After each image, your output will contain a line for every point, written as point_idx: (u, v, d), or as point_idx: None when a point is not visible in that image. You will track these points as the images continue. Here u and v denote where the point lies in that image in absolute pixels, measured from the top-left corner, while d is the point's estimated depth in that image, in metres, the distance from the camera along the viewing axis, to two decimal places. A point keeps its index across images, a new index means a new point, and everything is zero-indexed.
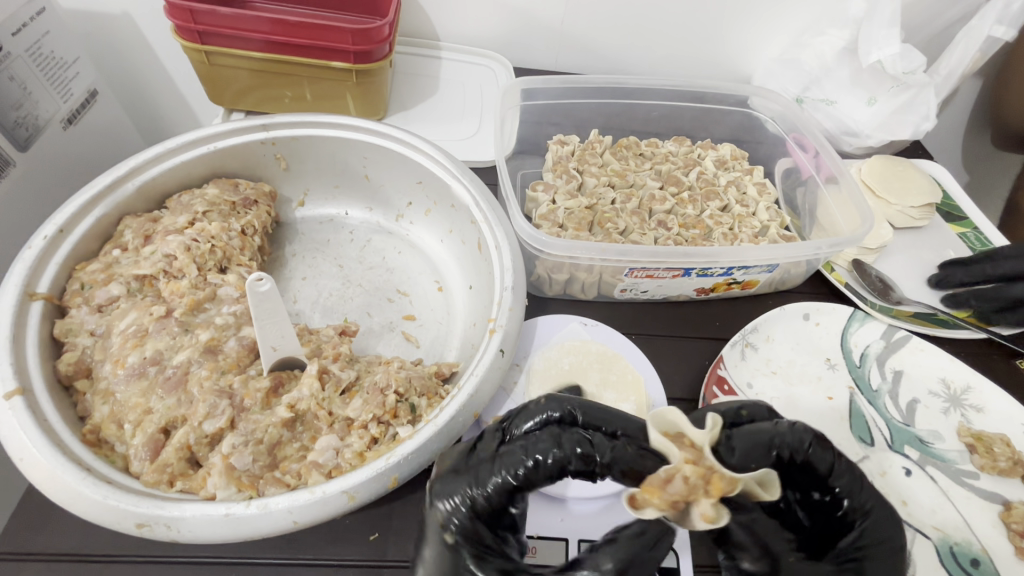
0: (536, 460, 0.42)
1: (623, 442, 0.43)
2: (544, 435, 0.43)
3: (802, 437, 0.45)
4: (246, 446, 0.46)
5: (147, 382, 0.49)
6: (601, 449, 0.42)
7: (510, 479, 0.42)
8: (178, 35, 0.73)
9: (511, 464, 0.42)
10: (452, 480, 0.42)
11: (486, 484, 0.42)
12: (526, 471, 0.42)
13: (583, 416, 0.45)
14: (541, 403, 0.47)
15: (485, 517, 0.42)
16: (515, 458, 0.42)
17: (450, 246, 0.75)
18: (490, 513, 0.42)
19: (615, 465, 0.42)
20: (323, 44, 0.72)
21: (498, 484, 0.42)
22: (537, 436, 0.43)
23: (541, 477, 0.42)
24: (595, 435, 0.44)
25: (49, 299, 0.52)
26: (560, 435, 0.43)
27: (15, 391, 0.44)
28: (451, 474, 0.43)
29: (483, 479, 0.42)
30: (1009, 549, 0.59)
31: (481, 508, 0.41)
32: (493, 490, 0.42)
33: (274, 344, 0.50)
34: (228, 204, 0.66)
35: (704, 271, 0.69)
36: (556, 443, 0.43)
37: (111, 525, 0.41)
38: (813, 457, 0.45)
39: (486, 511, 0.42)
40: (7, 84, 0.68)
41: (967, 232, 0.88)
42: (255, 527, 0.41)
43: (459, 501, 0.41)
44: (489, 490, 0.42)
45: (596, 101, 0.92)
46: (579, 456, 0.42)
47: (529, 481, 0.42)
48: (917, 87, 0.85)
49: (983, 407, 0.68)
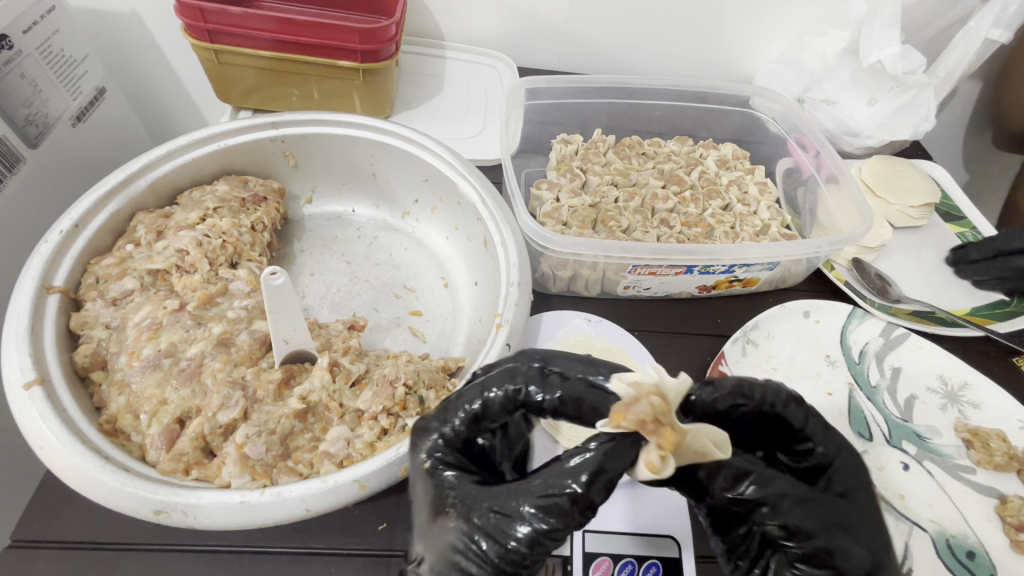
0: (491, 394, 0.45)
1: (572, 376, 0.45)
2: (500, 372, 0.46)
3: (778, 395, 0.49)
4: (260, 436, 0.47)
5: (162, 373, 0.50)
6: (553, 382, 0.44)
7: (472, 412, 0.45)
8: (187, 34, 0.74)
9: (469, 398, 0.45)
10: (424, 420, 0.46)
11: (453, 418, 0.45)
12: (486, 405, 0.45)
13: (551, 360, 0.46)
14: (515, 354, 0.48)
15: (455, 447, 0.45)
16: (475, 395, 0.45)
17: (455, 243, 0.76)
18: (459, 444, 0.45)
19: (564, 396, 0.44)
20: (331, 43, 0.73)
21: (462, 418, 0.45)
22: (494, 373, 0.46)
23: (496, 409, 0.45)
24: (547, 371, 0.45)
25: (66, 293, 0.53)
26: (513, 369, 0.45)
27: (35, 380, 0.45)
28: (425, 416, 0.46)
29: (448, 416, 0.45)
30: (1004, 542, 0.60)
31: (450, 439, 0.45)
32: (458, 423, 0.45)
33: (287, 337, 0.51)
34: (238, 201, 0.67)
35: (705, 268, 0.70)
36: (510, 378, 0.45)
37: (129, 511, 0.42)
38: (787, 415, 0.49)
39: (455, 441, 0.45)
40: (18, 82, 0.68)
41: (965, 232, 0.89)
42: (269, 514, 0.43)
43: (431, 436, 0.45)
44: (455, 424, 0.45)
45: (600, 101, 0.93)
46: (535, 390, 0.44)
47: (487, 413, 0.45)
48: (915, 89, 0.86)
49: (979, 404, 0.69)
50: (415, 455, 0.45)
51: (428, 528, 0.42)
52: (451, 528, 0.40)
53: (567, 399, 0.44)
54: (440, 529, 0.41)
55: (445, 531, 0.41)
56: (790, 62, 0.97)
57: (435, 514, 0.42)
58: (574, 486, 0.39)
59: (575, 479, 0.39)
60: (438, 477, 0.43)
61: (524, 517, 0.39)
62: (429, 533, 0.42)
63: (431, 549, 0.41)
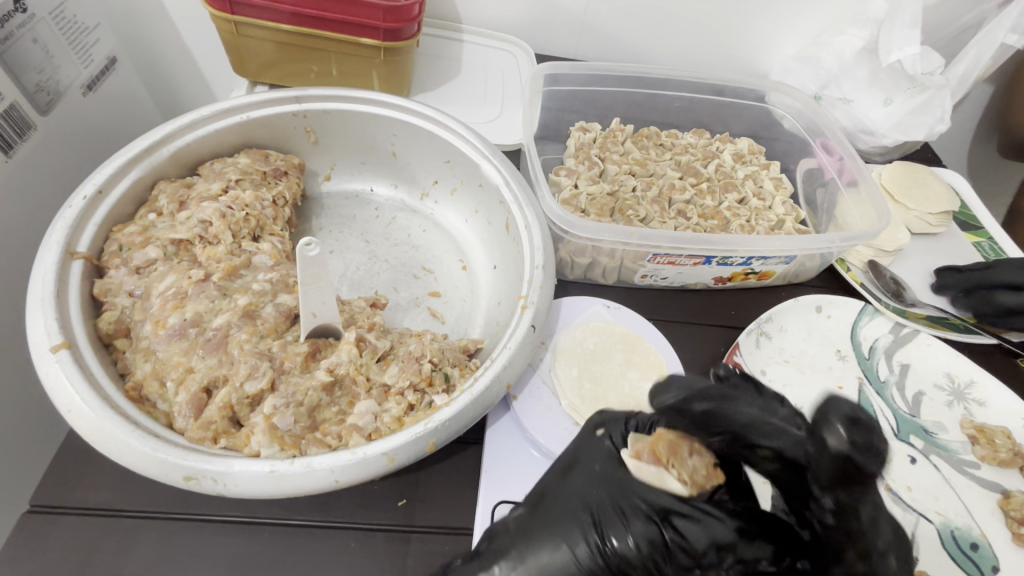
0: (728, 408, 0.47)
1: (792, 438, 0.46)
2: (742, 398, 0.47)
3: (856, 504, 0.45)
4: (288, 408, 0.48)
5: (188, 342, 0.50)
6: (864, 455, 0.42)
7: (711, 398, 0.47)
8: (207, 3, 0.73)
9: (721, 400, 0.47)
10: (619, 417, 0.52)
11: (659, 394, 0.48)
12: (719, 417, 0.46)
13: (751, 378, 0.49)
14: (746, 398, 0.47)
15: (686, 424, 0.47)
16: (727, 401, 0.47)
17: (474, 226, 0.76)
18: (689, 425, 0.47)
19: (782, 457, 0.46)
20: (354, 20, 0.72)
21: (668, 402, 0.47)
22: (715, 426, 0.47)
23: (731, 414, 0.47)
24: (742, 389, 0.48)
25: (89, 259, 0.53)
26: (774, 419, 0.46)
27: (62, 344, 0.45)
28: (597, 420, 0.53)
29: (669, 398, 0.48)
30: (1006, 535, 0.61)
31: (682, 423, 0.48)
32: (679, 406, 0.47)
33: (315, 311, 0.51)
34: (259, 174, 0.66)
35: (724, 259, 0.71)
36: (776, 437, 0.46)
37: (160, 477, 0.42)
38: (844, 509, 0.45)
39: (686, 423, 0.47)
40: (30, 46, 0.66)
41: (981, 242, 0.90)
42: (298, 484, 0.43)
43: (602, 433, 0.51)
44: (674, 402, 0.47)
45: (619, 90, 0.93)
46: (820, 449, 0.44)
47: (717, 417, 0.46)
48: (932, 90, 0.86)
49: (984, 402, 0.70)
50: (595, 447, 0.50)
51: (564, 539, 0.45)
52: (569, 543, 0.45)
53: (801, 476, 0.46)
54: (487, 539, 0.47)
55: (559, 534, 0.45)
56: (807, 60, 0.97)
57: (564, 521, 0.46)
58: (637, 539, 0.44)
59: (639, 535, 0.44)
60: (610, 504, 0.46)
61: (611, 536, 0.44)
62: (529, 528, 0.46)
63: (535, 553, 0.45)
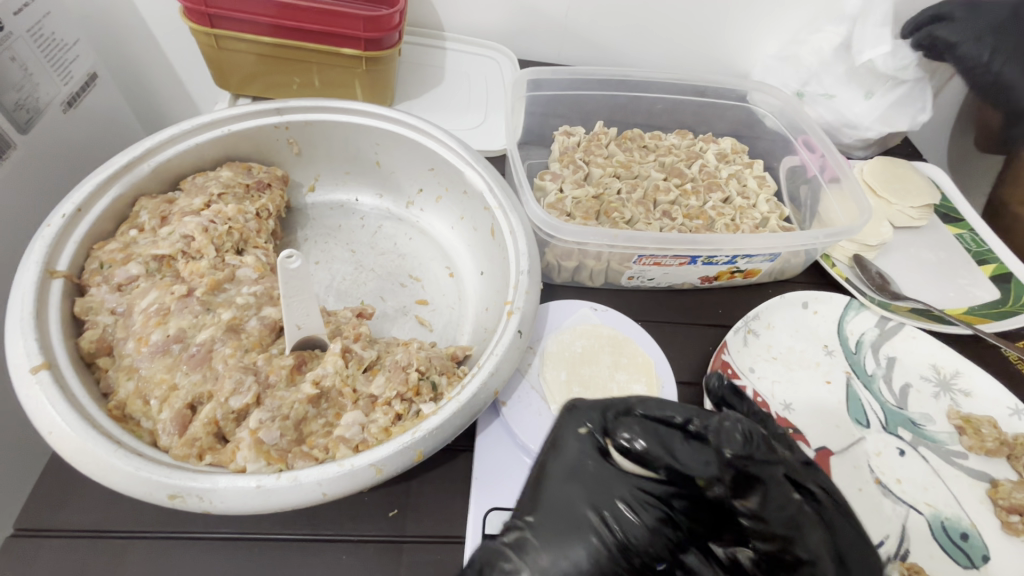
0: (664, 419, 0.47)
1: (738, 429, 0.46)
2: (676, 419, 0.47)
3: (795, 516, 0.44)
4: (274, 422, 0.47)
5: (171, 359, 0.50)
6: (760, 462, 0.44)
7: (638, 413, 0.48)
8: (187, 18, 0.73)
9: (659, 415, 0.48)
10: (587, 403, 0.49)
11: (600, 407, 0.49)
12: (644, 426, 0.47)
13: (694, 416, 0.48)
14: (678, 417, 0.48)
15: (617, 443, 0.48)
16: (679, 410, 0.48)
17: (460, 232, 0.76)
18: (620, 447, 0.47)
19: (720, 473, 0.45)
20: (334, 31, 0.73)
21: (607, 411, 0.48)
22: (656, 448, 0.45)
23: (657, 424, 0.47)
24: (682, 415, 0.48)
25: (69, 278, 0.53)
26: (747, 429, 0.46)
27: (42, 365, 0.45)
28: (572, 410, 0.49)
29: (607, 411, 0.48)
30: (995, 523, 0.62)
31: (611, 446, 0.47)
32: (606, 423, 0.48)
33: (299, 323, 0.50)
34: (242, 186, 0.66)
35: (709, 259, 0.71)
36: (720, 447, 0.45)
37: (144, 497, 0.41)
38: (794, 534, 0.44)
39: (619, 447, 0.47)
40: (8, 65, 0.66)
41: (963, 234, 0.91)
42: (284, 498, 0.42)
43: (585, 428, 0.47)
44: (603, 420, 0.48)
45: (602, 93, 0.93)
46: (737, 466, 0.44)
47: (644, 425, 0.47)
48: (912, 82, 0.89)
49: (970, 392, 0.71)
50: (577, 440, 0.47)
51: (582, 542, 0.41)
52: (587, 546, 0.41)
53: (754, 498, 0.44)
54: (497, 559, 0.41)
55: (575, 542, 0.41)
56: (786, 58, 0.98)
57: (575, 527, 0.42)
58: (654, 524, 0.43)
59: (653, 518, 0.43)
60: (616, 500, 0.43)
61: (630, 529, 0.42)
62: (541, 542, 0.41)
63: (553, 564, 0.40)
